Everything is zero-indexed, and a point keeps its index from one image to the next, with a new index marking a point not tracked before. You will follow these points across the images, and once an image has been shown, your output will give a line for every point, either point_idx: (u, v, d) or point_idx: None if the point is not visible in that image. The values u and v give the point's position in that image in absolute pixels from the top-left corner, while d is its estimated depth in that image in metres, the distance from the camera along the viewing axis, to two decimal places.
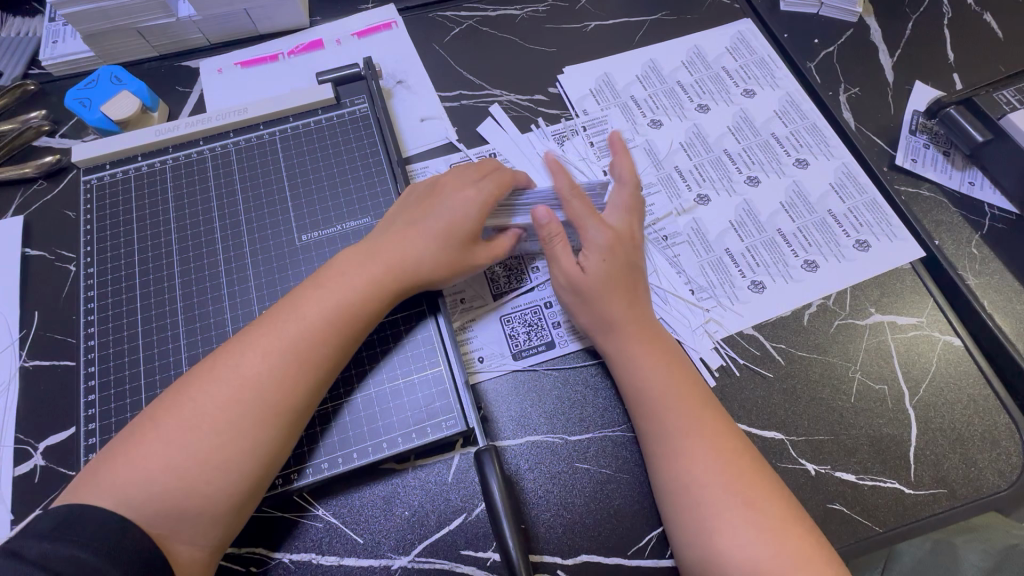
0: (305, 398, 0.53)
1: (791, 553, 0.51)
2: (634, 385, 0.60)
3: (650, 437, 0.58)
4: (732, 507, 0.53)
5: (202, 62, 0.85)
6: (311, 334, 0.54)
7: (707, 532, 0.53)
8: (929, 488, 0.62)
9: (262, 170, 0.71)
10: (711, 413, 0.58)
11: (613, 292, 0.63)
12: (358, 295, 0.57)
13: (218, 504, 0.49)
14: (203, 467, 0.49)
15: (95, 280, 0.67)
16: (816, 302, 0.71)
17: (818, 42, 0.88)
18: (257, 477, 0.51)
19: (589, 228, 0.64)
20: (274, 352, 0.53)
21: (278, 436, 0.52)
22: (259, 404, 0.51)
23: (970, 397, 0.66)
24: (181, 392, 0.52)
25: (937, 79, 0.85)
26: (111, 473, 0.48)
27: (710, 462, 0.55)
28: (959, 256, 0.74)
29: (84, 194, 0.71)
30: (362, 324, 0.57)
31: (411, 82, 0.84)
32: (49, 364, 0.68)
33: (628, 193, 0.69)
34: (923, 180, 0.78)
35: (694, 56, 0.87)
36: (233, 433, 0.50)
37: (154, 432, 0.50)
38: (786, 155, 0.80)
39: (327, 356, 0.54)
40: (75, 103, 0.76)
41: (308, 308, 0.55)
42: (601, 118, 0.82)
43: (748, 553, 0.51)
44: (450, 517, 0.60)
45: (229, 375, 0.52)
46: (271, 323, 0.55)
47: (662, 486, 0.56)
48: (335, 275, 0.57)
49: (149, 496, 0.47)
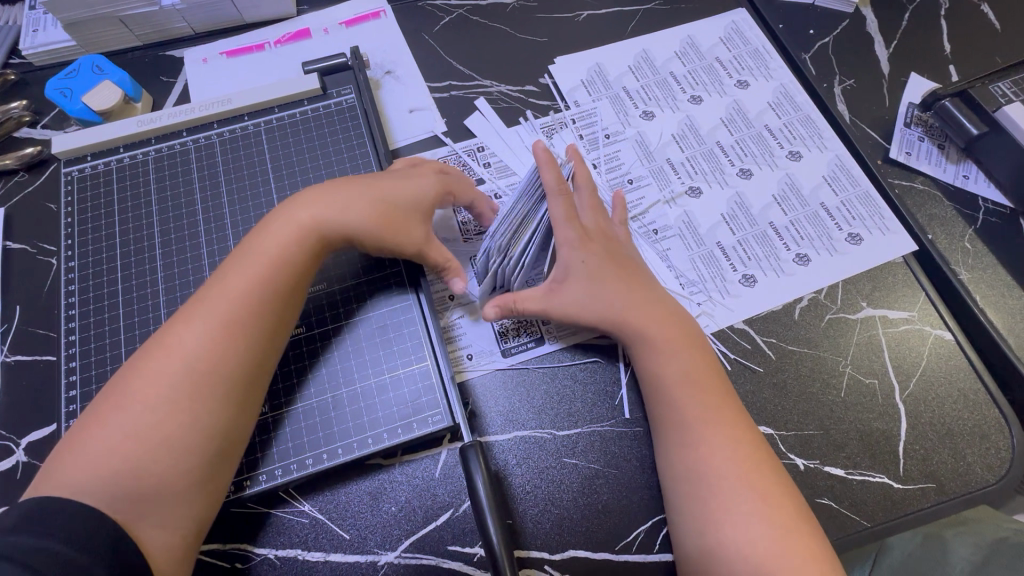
0: (240, 364, 0.52)
1: (801, 547, 0.50)
2: (651, 371, 0.59)
3: (666, 424, 0.58)
4: (743, 500, 0.52)
5: (186, 52, 0.83)
6: (236, 300, 0.53)
7: (719, 523, 0.52)
8: (918, 482, 0.61)
9: (247, 162, 0.70)
10: (731, 404, 0.58)
11: (613, 284, 0.62)
12: (287, 262, 0.56)
13: (172, 482, 0.48)
14: (147, 446, 0.48)
15: (76, 274, 0.66)
16: (807, 296, 0.70)
17: (814, 33, 0.87)
18: (209, 449, 0.50)
19: (560, 233, 0.61)
20: (200, 324, 0.52)
21: (220, 405, 0.51)
22: (191, 375, 0.50)
23: (960, 391, 0.66)
24: (118, 377, 0.51)
25: (933, 71, 0.84)
26: (65, 467, 0.47)
27: (727, 452, 0.55)
28: (952, 250, 0.73)
29: (65, 186, 0.69)
30: (297, 290, 0.57)
31: (399, 73, 0.82)
32: (30, 359, 0.67)
33: (590, 194, 0.65)
34: (917, 174, 0.77)
35: (687, 46, 0.86)
36: (167, 405, 0.49)
37: (96, 420, 0.49)
38: (779, 147, 0.79)
39: (256, 322, 0.54)
40: (55, 93, 0.74)
41: (233, 278, 0.55)
42: (592, 109, 0.81)
43: (752, 544, 0.50)
44: (437, 512, 0.59)
45: (156, 350, 0.51)
46: (196, 299, 0.54)
47: (674, 475, 0.56)
48: (257, 244, 0.57)
49: (100, 483, 0.46)
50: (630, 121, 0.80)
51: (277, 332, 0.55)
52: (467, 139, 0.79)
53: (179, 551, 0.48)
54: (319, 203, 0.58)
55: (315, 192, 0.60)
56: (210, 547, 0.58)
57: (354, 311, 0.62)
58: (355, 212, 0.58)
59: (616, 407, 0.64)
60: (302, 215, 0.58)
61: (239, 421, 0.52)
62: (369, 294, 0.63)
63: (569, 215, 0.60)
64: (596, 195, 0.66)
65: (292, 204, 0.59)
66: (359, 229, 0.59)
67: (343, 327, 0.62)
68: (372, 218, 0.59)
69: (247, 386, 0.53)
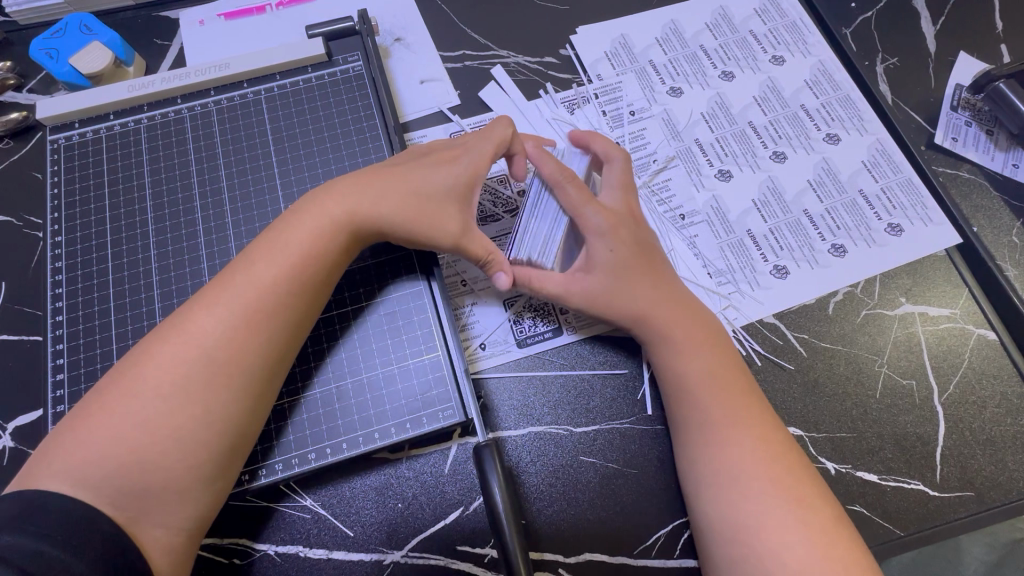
0: (263, 358, 0.48)
1: (842, 557, 0.45)
2: (672, 372, 0.55)
3: (687, 425, 0.54)
4: (778, 505, 0.47)
5: (183, 13, 0.78)
6: (264, 292, 0.49)
7: (752, 531, 0.47)
8: (955, 490, 0.58)
9: (246, 133, 0.65)
10: (754, 403, 0.53)
11: (639, 279, 0.58)
12: (320, 257, 0.52)
13: (180, 478, 0.44)
14: (158, 439, 0.44)
15: (63, 250, 0.62)
16: (843, 289, 0.66)
17: (856, 6, 0.80)
18: (225, 448, 0.46)
19: (583, 218, 0.57)
20: (223, 310, 0.48)
21: (236, 401, 0.47)
22: (209, 365, 0.46)
23: (1002, 394, 0.62)
24: (126, 360, 0.47)
25: (983, 50, 0.78)
26: (65, 452, 0.43)
27: (756, 452, 0.50)
28: (998, 245, 0.69)
29: (51, 155, 0.65)
30: (327, 288, 0.53)
31: (410, 40, 0.77)
32: (16, 339, 0.63)
33: (619, 168, 0.62)
34: (963, 162, 0.72)
35: (719, 17, 0.80)
36: (182, 396, 0.45)
37: (101, 404, 0.45)
38: (816, 129, 0.74)
39: (281, 313, 0.49)
40: (39, 53, 0.69)
41: (262, 266, 0.50)
42: (616, 84, 0.76)
43: (794, 554, 0.45)
44: (447, 510, 0.56)
45: (172, 334, 0.47)
46: (218, 282, 0.50)
47: (700, 481, 0.51)
48: (286, 232, 0.52)
49: (101, 475, 0.42)
50: (656, 97, 0.75)
51: (302, 327, 0.51)
52: (481, 113, 0.73)
53: (180, 551, 0.45)
54: (355, 193, 0.54)
55: (349, 179, 0.55)
56: (207, 541, 0.55)
57: (360, 297, 0.58)
58: (391, 206, 0.54)
59: (637, 404, 0.60)
60: (339, 205, 0.53)
61: (254, 417, 0.48)
62: (376, 277, 0.59)
63: (588, 198, 0.57)
64: (625, 170, 0.62)
65: (323, 193, 0.54)
66: (398, 227, 0.54)
67: (348, 313, 0.57)
68: (406, 211, 0.54)
69: (267, 383, 0.49)
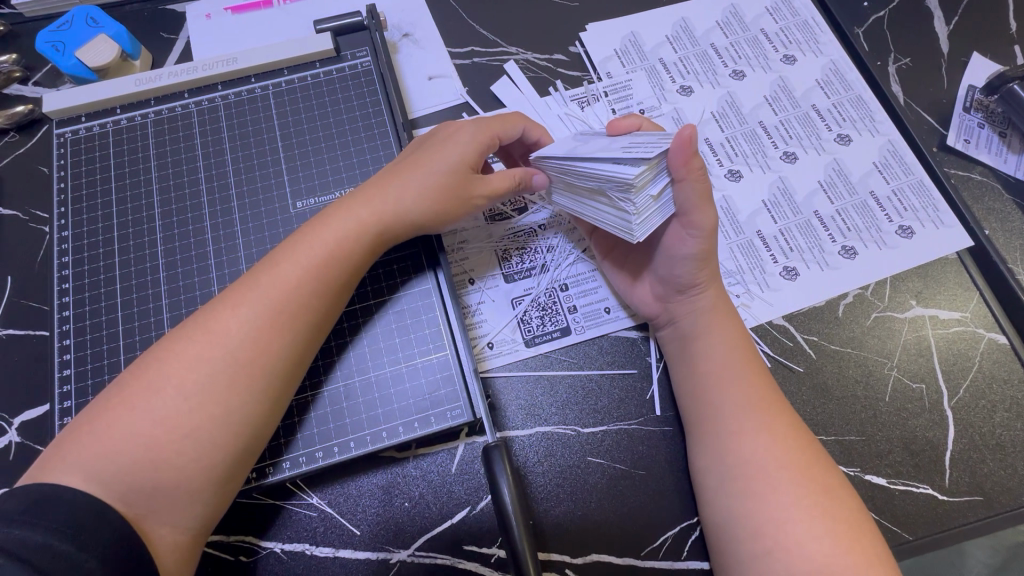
0: (284, 360, 0.48)
1: (867, 552, 0.44)
2: (705, 365, 0.55)
3: (713, 419, 0.53)
4: (803, 496, 0.47)
5: (190, 7, 0.77)
6: (288, 291, 0.49)
7: (777, 521, 0.46)
8: (964, 495, 0.58)
9: (254, 129, 0.65)
10: (780, 400, 0.53)
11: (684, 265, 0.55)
12: (343, 256, 0.52)
13: (194, 476, 0.44)
14: (175, 437, 0.44)
15: (70, 244, 0.61)
16: (852, 292, 0.65)
17: (869, 6, 0.80)
18: (238, 449, 0.46)
19: None
20: (245, 307, 0.48)
21: (254, 401, 0.47)
22: (230, 364, 0.46)
23: (1012, 399, 0.61)
24: (148, 356, 0.47)
25: (996, 51, 0.77)
26: (81, 446, 0.43)
27: (782, 446, 0.49)
28: (1010, 248, 0.68)
29: (59, 148, 0.64)
30: (349, 288, 0.53)
31: (419, 36, 0.76)
32: (23, 333, 0.63)
33: None
34: (975, 163, 0.72)
35: (729, 15, 0.79)
36: (201, 394, 0.45)
37: (120, 399, 0.44)
38: (827, 129, 0.73)
39: (305, 312, 0.49)
40: (46, 46, 0.68)
41: (286, 265, 0.50)
42: (625, 82, 0.75)
43: (818, 544, 0.44)
44: (453, 509, 0.56)
45: (195, 331, 0.47)
46: (244, 280, 0.50)
47: (720, 477, 0.51)
48: (311, 231, 0.52)
49: (114, 471, 0.42)
50: (667, 96, 0.74)
51: (323, 329, 0.51)
52: (491, 109, 0.73)
53: (185, 549, 0.45)
54: (377, 193, 0.54)
55: (372, 181, 0.55)
56: (211, 538, 0.55)
57: (369, 296, 0.58)
58: (411, 202, 0.54)
59: (645, 404, 0.60)
60: (361, 206, 0.53)
61: (269, 419, 0.48)
62: (386, 276, 0.58)
63: None
64: None
65: (349, 196, 0.54)
66: (418, 220, 0.54)
67: (357, 313, 0.57)
68: (427, 205, 0.54)
69: (284, 386, 0.49)
